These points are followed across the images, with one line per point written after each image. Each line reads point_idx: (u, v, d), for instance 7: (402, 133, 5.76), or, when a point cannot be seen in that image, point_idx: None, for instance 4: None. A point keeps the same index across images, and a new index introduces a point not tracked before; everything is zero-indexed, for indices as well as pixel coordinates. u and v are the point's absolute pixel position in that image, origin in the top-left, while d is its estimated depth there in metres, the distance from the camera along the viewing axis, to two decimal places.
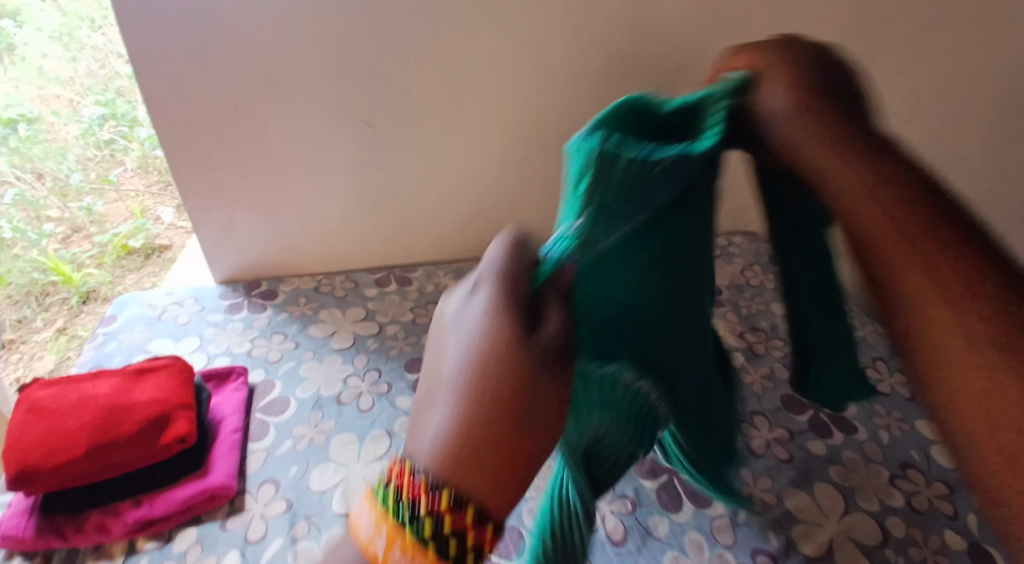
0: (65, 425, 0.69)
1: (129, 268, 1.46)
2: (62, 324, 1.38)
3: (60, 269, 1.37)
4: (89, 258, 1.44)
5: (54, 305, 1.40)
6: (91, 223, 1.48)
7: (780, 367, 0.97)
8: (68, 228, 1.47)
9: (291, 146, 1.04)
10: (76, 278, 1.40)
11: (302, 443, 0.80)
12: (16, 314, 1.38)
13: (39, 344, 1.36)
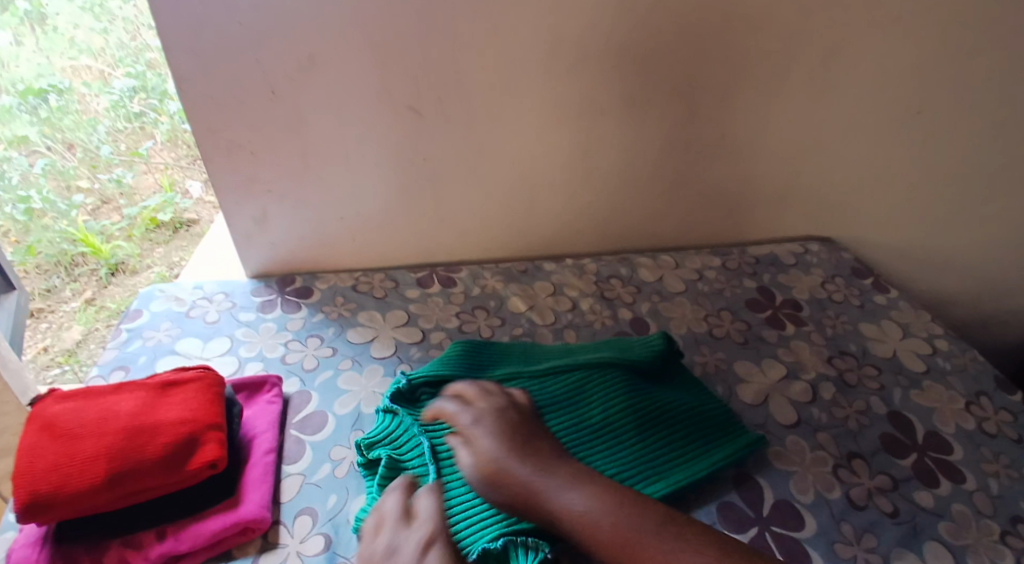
0: (83, 448, 0.61)
1: (158, 242, 1.38)
2: (91, 295, 1.29)
3: (90, 240, 1.29)
4: (118, 230, 1.36)
5: (83, 277, 1.31)
6: (121, 196, 1.40)
7: (877, 401, 0.89)
8: (97, 200, 1.38)
9: (330, 133, 0.95)
10: (105, 250, 1.32)
11: (340, 467, 0.72)
12: (44, 284, 1.29)
13: (67, 316, 1.26)
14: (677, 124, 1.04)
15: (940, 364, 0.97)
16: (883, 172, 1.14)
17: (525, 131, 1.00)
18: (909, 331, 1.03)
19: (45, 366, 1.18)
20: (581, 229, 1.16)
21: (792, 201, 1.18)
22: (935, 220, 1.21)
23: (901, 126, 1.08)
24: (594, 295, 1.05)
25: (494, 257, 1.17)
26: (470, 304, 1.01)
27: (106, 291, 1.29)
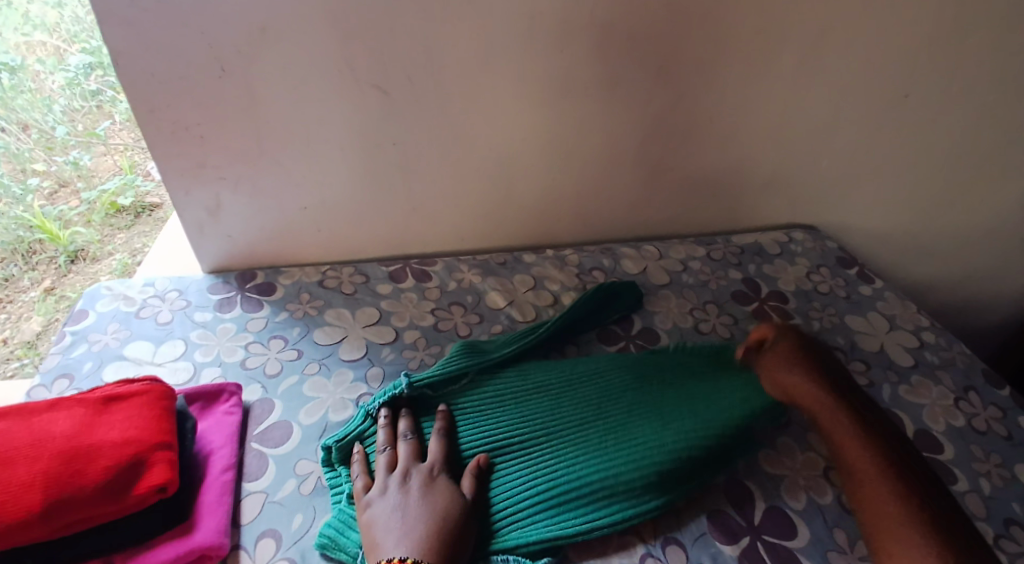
0: (12, 475, 0.54)
1: (120, 228, 1.32)
2: (50, 284, 1.22)
3: (47, 226, 1.21)
4: (76, 215, 1.27)
5: (41, 264, 1.23)
6: (78, 178, 1.28)
7: (867, 398, 0.86)
8: (54, 182, 1.26)
9: (289, 116, 0.88)
10: (63, 235, 1.24)
11: (306, 484, 0.66)
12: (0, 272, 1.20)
13: (27, 305, 1.20)
14: (659, 107, 0.99)
15: (928, 358, 0.95)
16: (870, 158, 1.11)
17: (500, 114, 0.95)
18: (896, 323, 1.00)
19: (2, 359, 1.14)
20: (561, 218, 1.11)
21: (777, 188, 1.15)
22: (920, 206, 1.19)
23: (887, 110, 1.05)
24: (575, 288, 1.00)
25: (470, 247, 1.11)
26: (446, 300, 0.96)
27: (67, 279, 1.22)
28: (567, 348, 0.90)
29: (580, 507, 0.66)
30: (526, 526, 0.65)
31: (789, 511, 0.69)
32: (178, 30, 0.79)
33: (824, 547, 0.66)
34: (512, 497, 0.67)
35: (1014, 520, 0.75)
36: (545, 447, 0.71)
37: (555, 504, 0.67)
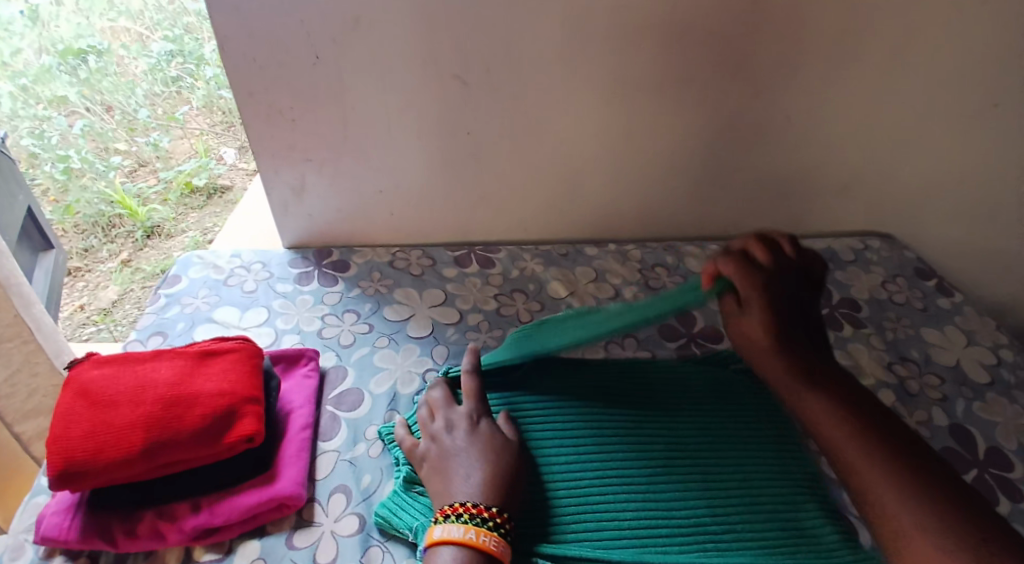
0: (119, 416, 0.59)
1: (193, 207, 1.38)
2: (127, 256, 1.31)
3: (126, 202, 1.30)
4: (153, 193, 1.37)
5: (120, 237, 1.32)
6: (157, 160, 1.42)
7: (939, 413, 0.83)
8: (134, 162, 1.41)
9: (372, 101, 0.92)
10: (141, 212, 1.32)
11: (372, 448, 0.70)
12: (82, 244, 1.31)
13: (104, 275, 1.28)
14: (735, 106, 0.98)
15: (1005, 376, 0.90)
16: (952, 168, 1.08)
17: (572, 106, 0.96)
18: (973, 339, 0.96)
19: (80, 324, 1.21)
20: (624, 213, 1.12)
21: (850, 193, 1.12)
22: (1001, 222, 1.14)
23: (974, 119, 1.02)
24: (637, 283, 1.01)
25: (532, 239, 1.13)
26: (508, 287, 0.98)
27: (143, 253, 1.30)
28: (627, 340, 0.90)
29: (631, 541, 0.62)
30: (571, 542, 0.62)
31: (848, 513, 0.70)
32: (279, 18, 0.83)
33: None
34: (566, 513, 0.63)
35: None
36: (604, 466, 0.68)
37: (607, 534, 0.62)
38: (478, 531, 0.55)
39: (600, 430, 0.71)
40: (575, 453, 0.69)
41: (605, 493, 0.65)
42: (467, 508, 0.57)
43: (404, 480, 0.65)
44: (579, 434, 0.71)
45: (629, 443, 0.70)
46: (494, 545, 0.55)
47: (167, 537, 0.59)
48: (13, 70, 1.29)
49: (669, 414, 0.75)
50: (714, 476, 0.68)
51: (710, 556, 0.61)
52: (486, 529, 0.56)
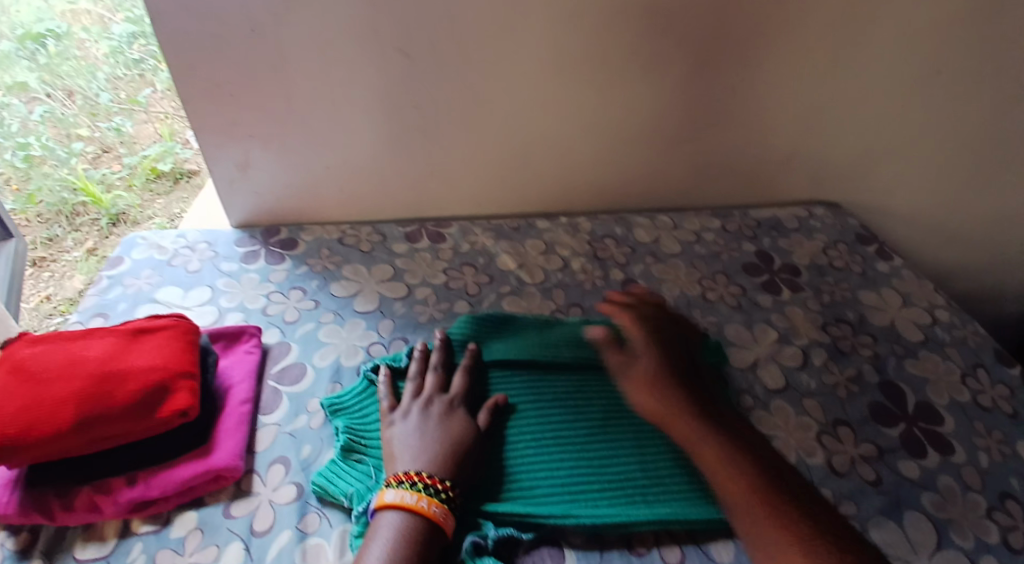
0: (49, 393, 0.59)
1: (158, 193, 1.34)
2: (94, 245, 1.25)
3: (90, 189, 1.28)
4: (118, 179, 1.34)
5: (84, 226, 1.27)
6: (121, 144, 1.40)
7: (870, 370, 0.86)
8: (98, 148, 1.39)
9: (313, 75, 0.91)
10: (106, 199, 1.30)
11: (314, 419, 0.71)
12: (46, 233, 1.25)
13: (70, 264, 1.22)
14: (679, 75, 0.99)
15: (939, 335, 0.93)
16: (894, 134, 1.10)
17: (517, 77, 0.96)
18: (909, 300, 0.99)
19: (47, 315, 1.13)
20: (575, 186, 1.12)
21: (797, 161, 1.14)
22: (941, 188, 1.17)
23: (915, 87, 1.03)
24: (586, 254, 1.02)
25: (485, 212, 1.14)
26: (458, 261, 0.99)
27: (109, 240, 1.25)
28: (572, 309, 0.92)
29: (563, 499, 0.64)
30: (504, 500, 0.63)
31: None
32: None
33: None
34: (501, 474, 0.65)
35: (1010, 495, 0.73)
36: (540, 430, 0.70)
37: (540, 492, 0.64)
38: (427, 500, 0.58)
39: (538, 396, 0.73)
40: (511, 419, 0.71)
41: (540, 454, 0.68)
42: (421, 477, 0.59)
43: (342, 449, 0.66)
44: (517, 400, 0.73)
45: (566, 407, 0.73)
46: (439, 517, 0.57)
47: (104, 509, 0.60)
48: None
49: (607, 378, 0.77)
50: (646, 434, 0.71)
51: (639, 509, 0.63)
52: (435, 499, 0.58)
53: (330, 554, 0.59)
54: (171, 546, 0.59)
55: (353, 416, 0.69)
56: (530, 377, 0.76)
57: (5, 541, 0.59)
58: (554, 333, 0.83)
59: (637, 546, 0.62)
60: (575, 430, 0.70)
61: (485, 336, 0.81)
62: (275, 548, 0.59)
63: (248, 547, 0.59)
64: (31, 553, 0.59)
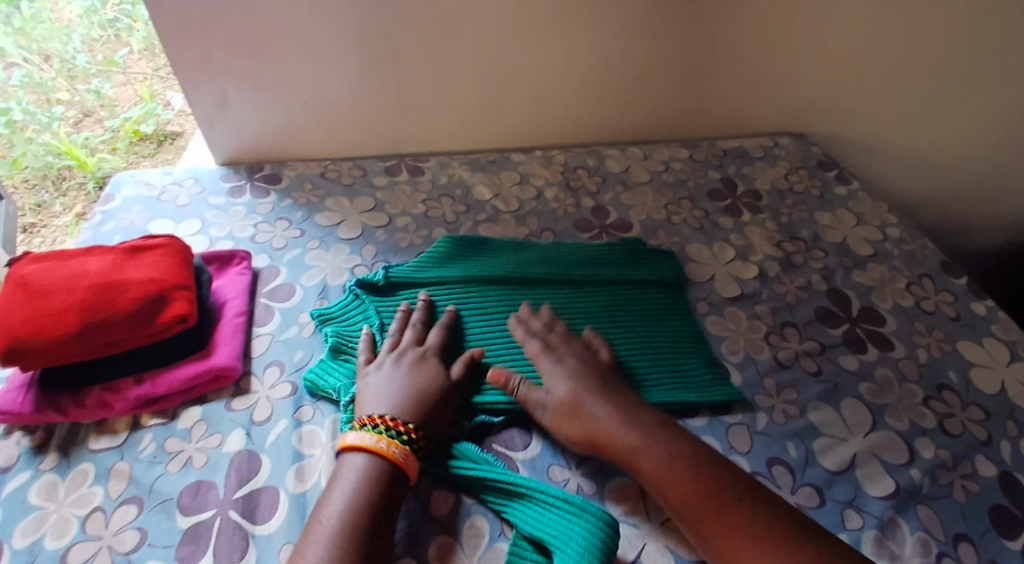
0: (55, 301, 0.65)
1: (144, 155, 1.39)
2: (83, 210, 1.30)
3: (74, 152, 1.31)
4: (101, 143, 1.38)
5: (72, 191, 1.32)
6: (101, 107, 1.42)
7: (819, 279, 0.92)
8: (78, 112, 1.41)
9: (282, 8, 0.94)
10: (91, 163, 1.33)
11: (307, 329, 0.77)
12: (33, 199, 1.30)
13: (61, 230, 1.27)
14: (643, 3, 1.02)
15: (888, 249, 0.99)
16: (856, 61, 1.13)
17: (485, 9, 0.99)
18: (863, 219, 1.04)
19: None
20: (548, 120, 1.16)
21: (763, 91, 1.17)
22: (905, 115, 1.21)
23: (876, 12, 1.06)
24: (558, 184, 1.07)
25: (462, 148, 1.18)
26: (436, 192, 1.03)
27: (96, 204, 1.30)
28: (544, 233, 0.98)
29: (534, 390, 0.71)
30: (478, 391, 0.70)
31: (726, 362, 0.80)
32: None
33: (753, 392, 0.77)
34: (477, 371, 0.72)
35: (946, 386, 0.80)
36: (513, 335, 0.76)
37: None
38: (389, 442, 0.60)
39: (511, 306, 0.80)
40: (486, 327, 0.77)
41: (513, 354, 0.75)
42: (387, 421, 0.62)
43: (330, 351, 0.72)
44: (491, 310, 0.79)
45: (537, 315, 0.79)
46: (400, 457, 0.60)
47: (114, 406, 0.66)
48: None
49: (577, 291, 0.84)
50: (610, 337, 0.78)
51: None
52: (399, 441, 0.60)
53: (322, 438, 0.66)
54: (178, 434, 0.66)
55: (341, 324, 0.76)
56: (505, 289, 0.82)
57: (22, 439, 0.66)
58: (527, 251, 0.89)
59: None
60: (546, 334, 0.77)
61: (457, 255, 0.86)
62: (273, 435, 0.66)
63: (248, 433, 0.66)
64: (46, 448, 0.65)
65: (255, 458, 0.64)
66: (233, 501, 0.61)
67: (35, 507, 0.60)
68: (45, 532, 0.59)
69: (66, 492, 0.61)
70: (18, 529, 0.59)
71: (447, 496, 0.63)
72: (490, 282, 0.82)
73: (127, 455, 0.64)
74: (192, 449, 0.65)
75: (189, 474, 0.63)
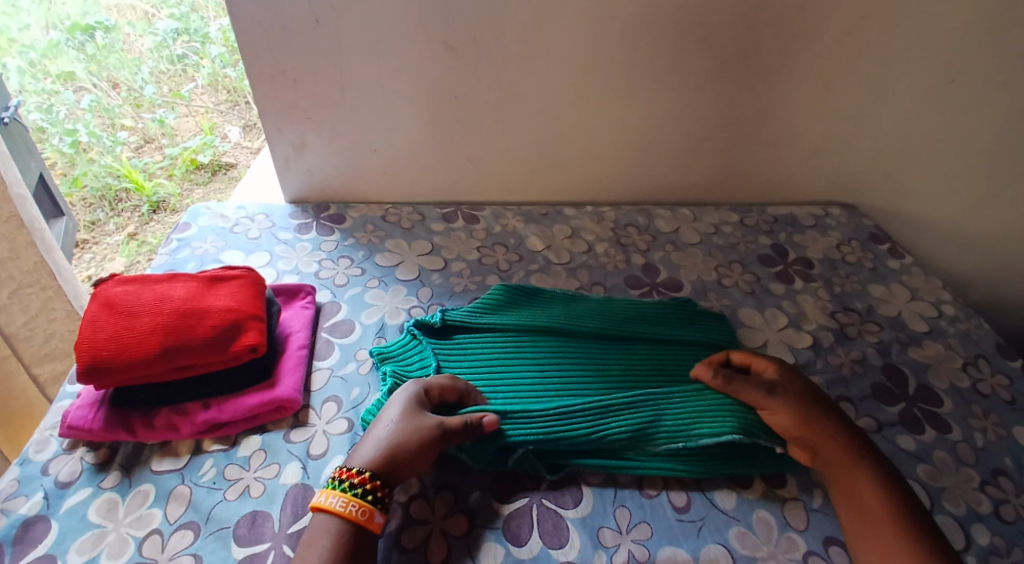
0: (140, 323, 0.69)
1: (197, 183, 1.48)
2: (133, 230, 1.41)
3: (133, 176, 1.40)
4: (159, 169, 1.47)
5: (126, 211, 1.43)
6: (163, 135, 1.51)
7: (873, 353, 0.92)
8: (140, 138, 1.52)
9: (366, 66, 1.00)
10: (148, 187, 1.43)
11: (362, 365, 0.79)
12: (89, 216, 1.43)
13: (111, 247, 1.40)
14: (704, 76, 1.06)
15: (943, 327, 0.98)
16: (913, 141, 1.15)
17: (555, 77, 1.04)
18: (917, 295, 1.04)
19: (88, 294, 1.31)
20: (600, 178, 1.20)
21: (817, 163, 1.19)
22: (961, 194, 1.21)
23: (932, 93, 1.09)
24: (609, 240, 1.10)
25: (517, 200, 1.22)
26: (490, 241, 1.07)
27: (148, 227, 1.40)
28: (595, 287, 0.99)
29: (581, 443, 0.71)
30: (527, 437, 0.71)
31: None
32: None
33: None
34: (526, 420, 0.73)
35: (1002, 471, 0.78)
36: (562, 388, 0.78)
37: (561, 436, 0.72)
38: (348, 500, 0.60)
39: (562, 357, 0.81)
40: (537, 376, 0.79)
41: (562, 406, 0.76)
42: (349, 476, 0.61)
43: (387, 392, 0.74)
44: (542, 360, 0.81)
45: (587, 369, 0.80)
46: (361, 517, 0.60)
47: (180, 429, 0.69)
48: (23, 44, 1.38)
49: (627, 347, 0.85)
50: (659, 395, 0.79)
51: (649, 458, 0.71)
52: (357, 498, 0.60)
53: None
54: (238, 462, 0.68)
55: (400, 363, 0.79)
56: (556, 340, 0.83)
57: (86, 455, 0.68)
58: (578, 304, 0.91)
59: (647, 490, 0.70)
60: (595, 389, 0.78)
61: (511, 302, 0.88)
62: (328, 471, 0.68)
63: (305, 467, 0.68)
64: (109, 465, 0.68)
65: (309, 493, 0.65)
66: (287, 535, 0.62)
67: (94, 524, 0.63)
68: (102, 549, 0.61)
69: (125, 512, 0.64)
70: (73, 546, 0.61)
71: (496, 549, 0.63)
72: (542, 332, 0.84)
73: (187, 479, 0.66)
74: (250, 478, 0.67)
75: (246, 503, 0.64)
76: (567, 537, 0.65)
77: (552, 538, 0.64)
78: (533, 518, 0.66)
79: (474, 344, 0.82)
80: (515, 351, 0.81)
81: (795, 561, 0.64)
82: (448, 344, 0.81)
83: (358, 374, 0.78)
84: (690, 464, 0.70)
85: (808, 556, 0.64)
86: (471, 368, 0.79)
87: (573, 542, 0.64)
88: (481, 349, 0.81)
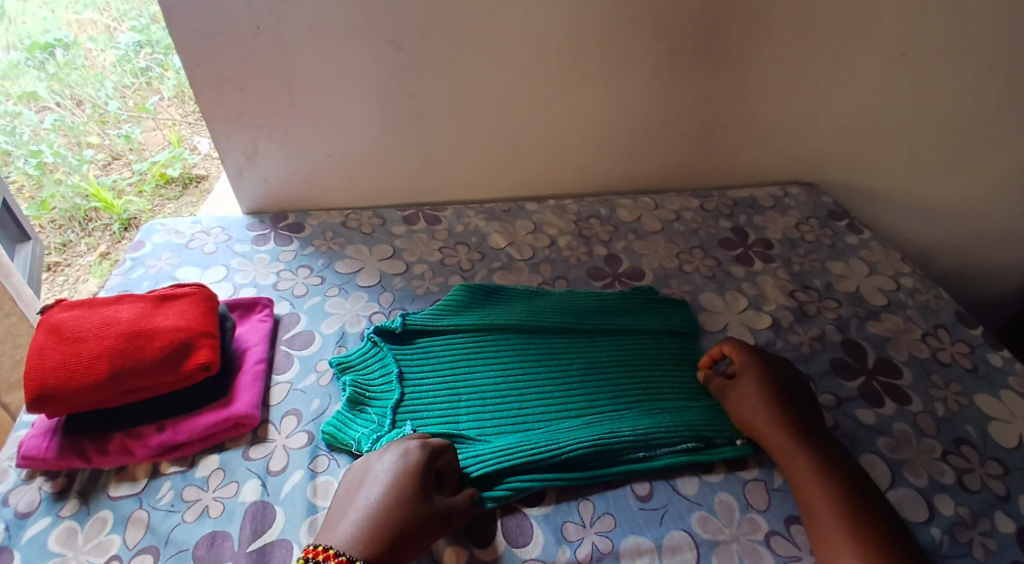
0: (87, 348, 0.68)
1: (168, 198, 1.46)
2: (106, 249, 1.37)
3: (101, 195, 1.36)
4: (129, 185, 1.43)
5: (97, 231, 1.38)
6: (130, 151, 1.49)
7: (833, 329, 0.93)
8: (107, 155, 1.47)
9: (315, 69, 0.99)
10: (117, 205, 1.39)
11: (323, 377, 0.79)
12: (60, 238, 1.36)
13: (84, 268, 1.34)
14: (655, 62, 1.06)
15: (902, 299, 0.99)
16: (865, 116, 1.16)
17: (507, 72, 1.04)
18: (876, 269, 1.05)
19: None
20: (561, 171, 1.20)
21: (773, 143, 1.20)
22: (915, 166, 1.22)
23: (881, 68, 1.10)
24: (572, 233, 1.10)
25: (479, 197, 1.21)
26: (452, 240, 1.06)
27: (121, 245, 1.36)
28: (557, 281, 0.99)
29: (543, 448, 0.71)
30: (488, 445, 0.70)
31: None
32: None
33: None
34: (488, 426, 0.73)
35: (964, 440, 0.79)
36: (523, 390, 0.77)
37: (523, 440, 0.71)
38: None
39: (523, 357, 0.81)
40: (498, 378, 0.78)
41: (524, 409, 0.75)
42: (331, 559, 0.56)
43: (347, 403, 0.74)
44: (504, 361, 0.80)
45: (549, 368, 0.80)
46: None
47: (136, 453, 0.68)
48: None
49: (590, 343, 0.85)
50: (621, 391, 0.79)
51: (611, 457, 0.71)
52: None
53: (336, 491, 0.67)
54: (196, 483, 0.67)
55: (360, 372, 0.78)
56: (518, 341, 0.83)
57: (44, 484, 0.67)
58: (541, 300, 0.91)
59: (610, 481, 0.70)
60: (557, 387, 0.78)
61: (472, 303, 0.88)
62: (288, 486, 0.67)
63: (265, 484, 0.67)
64: (67, 493, 0.67)
65: (269, 510, 0.65)
66: (247, 553, 0.61)
67: (53, 554, 0.61)
68: None
69: (84, 540, 0.62)
70: None
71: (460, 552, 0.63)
72: (504, 333, 0.83)
73: (145, 503, 0.66)
74: (209, 498, 0.66)
75: (204, 524, 0.64)
76: (531, 535, 0.65)
77: (517, 537, 0.64)
78: (496, 520, 0.66)
79: (434, 347, 0.81)
80: (476, 354, 0.81)
81: (756, 542, 0.64)
82: (408, 349, 0.81)
83: (319, 387, 0.78)
84: (655, 459, 0.71)
85: (770, 536, 0.65)
86: (432, 372, 0.78)
87: (537, 539, 0.64)
88: (441, 352, 0.81)
